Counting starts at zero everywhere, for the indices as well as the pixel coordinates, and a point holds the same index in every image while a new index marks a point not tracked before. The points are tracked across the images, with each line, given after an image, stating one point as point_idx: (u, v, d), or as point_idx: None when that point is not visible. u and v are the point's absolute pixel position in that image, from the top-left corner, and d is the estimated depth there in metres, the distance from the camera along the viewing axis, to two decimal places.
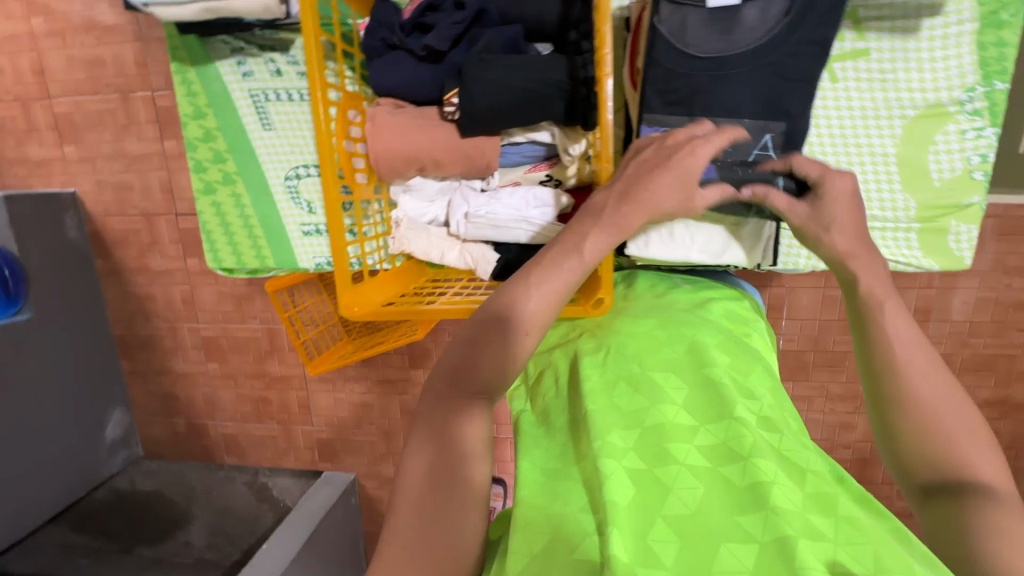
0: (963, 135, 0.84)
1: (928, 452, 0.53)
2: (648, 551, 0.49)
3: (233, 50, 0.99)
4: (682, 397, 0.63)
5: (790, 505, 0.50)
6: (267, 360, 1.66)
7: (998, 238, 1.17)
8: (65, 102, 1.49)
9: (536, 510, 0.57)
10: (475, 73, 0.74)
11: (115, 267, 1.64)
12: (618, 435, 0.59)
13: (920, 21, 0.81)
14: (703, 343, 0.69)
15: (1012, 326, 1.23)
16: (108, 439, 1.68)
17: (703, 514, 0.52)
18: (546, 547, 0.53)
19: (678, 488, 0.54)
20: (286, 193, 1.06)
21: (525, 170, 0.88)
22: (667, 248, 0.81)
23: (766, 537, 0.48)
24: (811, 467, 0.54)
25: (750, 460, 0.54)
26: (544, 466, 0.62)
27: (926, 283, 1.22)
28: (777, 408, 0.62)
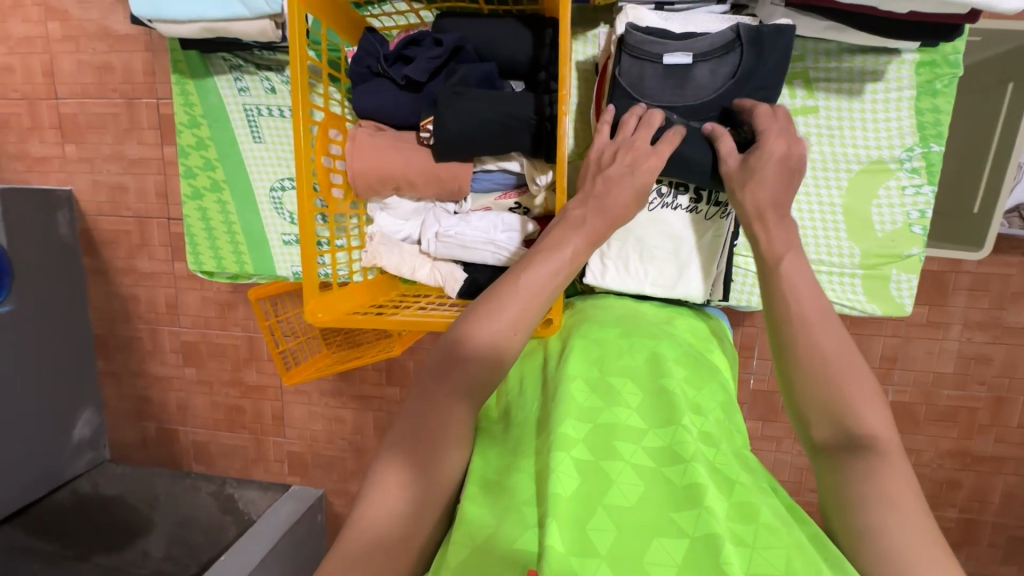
0: (904, 191, 0.91)
1: (834, 421, 0.59)
2: (584, 540, 0.50)
3: (231, 67, 1.05)
4: (636, 401, 0.63)
5: (722, 509, 0.51)
6: (244, 367, 1.68)
7: (968, 292, 1.24)
8: (71, 103, 1.54)
9: (486, 509, 0.57)
10: (449, 104, 0.80)
11: (102, 265, 1.67)
12: (571, 424, 0.59)
13: (864, 85, 0.88)
14: (662, 353, 0.70)
15: (974, 379, 1.28)
16: (75, 438, 1.67)
17: (640, 509, 0.52)
18: (484, 541, 0.53)
19: (621, 483, 0.54)
20: (270, 203, 1.10)
21: (496, 196, 0.93)
22: (621, 278, 0.86)
23: (696, 534, 0.49)
24: (741, 477, 0.55)
25: (692, 463, 0.54)
26: (498, 463, 0.62)
27: (890, 332, 1.28)
28: (720, 425, 0.63)
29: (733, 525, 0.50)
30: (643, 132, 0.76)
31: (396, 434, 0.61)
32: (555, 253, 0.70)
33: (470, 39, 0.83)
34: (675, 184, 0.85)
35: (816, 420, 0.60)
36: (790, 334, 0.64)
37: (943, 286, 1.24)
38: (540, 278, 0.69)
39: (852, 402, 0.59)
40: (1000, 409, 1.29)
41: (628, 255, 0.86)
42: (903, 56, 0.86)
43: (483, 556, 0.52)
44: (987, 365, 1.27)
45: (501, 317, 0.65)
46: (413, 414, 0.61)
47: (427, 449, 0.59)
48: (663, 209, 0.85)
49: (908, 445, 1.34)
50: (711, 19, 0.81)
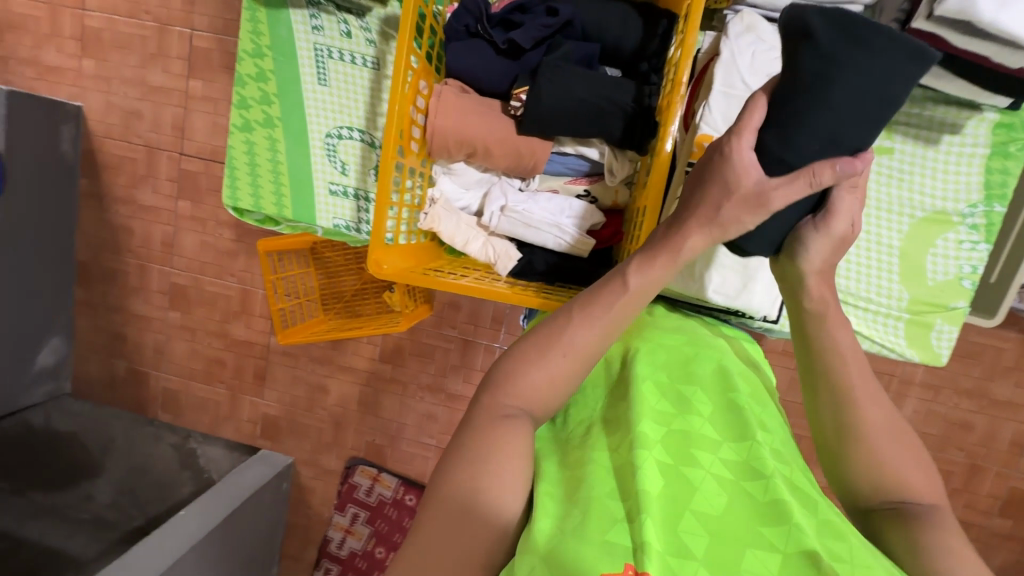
0: (960, 246, 0.93)
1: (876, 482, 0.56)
2: (676, 541, 0.49)
3: (309, 3, 1.01)
4: (708, 409, 0.60)
5: (813, 529, 0.49)
6: (233, 320, 1.61)
7: (959, 358, 1.28)
8: (98, 17, 1.47)
9: (564, 501, 0.53)
10: (548, 75, 0.79)
11: (99, 190, 1.59)
12: (649, 425, 0.57)
13: (941, 135, 0.90)
14: (729, 366, 0.65)
15: (955, 444, 1.32)
16: (38, 365, 1.59)
17: (728, 518, 0.50)
18: (577, 525, 0.50)
19: (705, 489, 0.53)
20: (323, 149, 1.06)
21: (565, 181, 0.91)
22: (684, 282, 0.84)
23: (789, 549, 0.48)
24: (821, 499, 0.53)
25: (773, 478, 0.52)
26: (564, 461, 0.58)
27: (885, 385, 1.30)
28: (788, 443, 0.60)
29: (826, 544, 0.48)
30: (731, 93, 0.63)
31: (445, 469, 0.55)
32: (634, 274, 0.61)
33: (580, 16, 0.82)
34: None
35: (866, 483, 0.57)
36: (826, 374, 0.60)
37: None
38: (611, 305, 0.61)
39: (896, 459, 0.56)
40: (973, 476, 1.33)
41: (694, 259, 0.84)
42: (985, 114, 0.88)
43: (567, 561, 0.47)
44: (968, 432, 1.31)
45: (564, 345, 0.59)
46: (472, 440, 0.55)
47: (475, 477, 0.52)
48: None
49: None
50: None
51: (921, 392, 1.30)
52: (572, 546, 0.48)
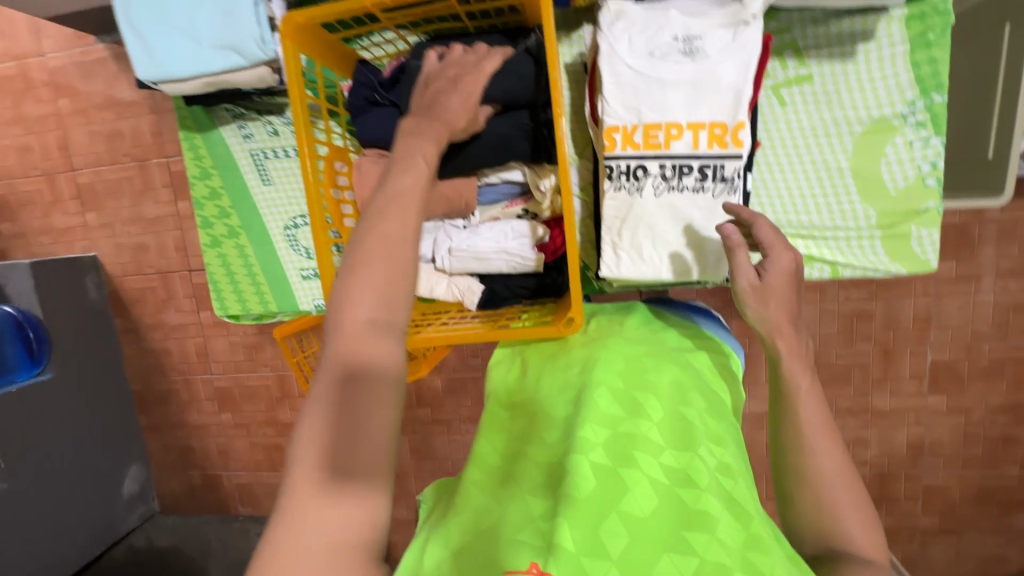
0: (911, 146, 0.89)
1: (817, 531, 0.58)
2: (595, 540, 0.48)
3: (235, 116, 1.09)
4: (658, 416, 0.62)
5: (731, 541, 0.50)
6: (278, 406, 1.70)
7: (999, 239, 1.22)
8: (88, 172, 1.61)
9: (490, 499, 0.57)
10: None
11: (131, 325, 1.74)
12: (592, 429, 0.58)
13: (855, 46, 0.88)
14: (685, 382, 0.68)
15: (1014, 328, 1.26)
16: (125, 494, 1.72)
17: (652, 520, 0.51)
18: (490, 528, 0.52)
19: (636, 492, 0.53)
20: (285, 240, 1.13)
21: (502, 206, 0.94)
22: (636, 268, 0.86)
23: (706, 559, 0.48)
24: (755, 512, 0.54)
25: (706, 491, 0.53)
26: (502, 449, 0.64)
27: (920, 291, 1.27)
28: (740, 464, 0.61)
29: (747, 553, 0.49)
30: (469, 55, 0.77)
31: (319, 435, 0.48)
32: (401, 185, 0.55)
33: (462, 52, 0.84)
34: (678, 166, 0.81)
35: (806, 528, 0.58)
36: (795, 437, 0.61)
37: (970, 238, 1.23)
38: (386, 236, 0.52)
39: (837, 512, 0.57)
40: None
41: (640, 243, 0.85)
42: (892, 13, 0.86)
43: (473, 557, 0.50)
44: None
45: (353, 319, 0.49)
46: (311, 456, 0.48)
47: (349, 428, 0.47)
48: (669, 193, 0.83)
49: (955, 405, 1.32)
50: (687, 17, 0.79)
51: (957, 286, 1.25)
52: (473, 550, 0.50)
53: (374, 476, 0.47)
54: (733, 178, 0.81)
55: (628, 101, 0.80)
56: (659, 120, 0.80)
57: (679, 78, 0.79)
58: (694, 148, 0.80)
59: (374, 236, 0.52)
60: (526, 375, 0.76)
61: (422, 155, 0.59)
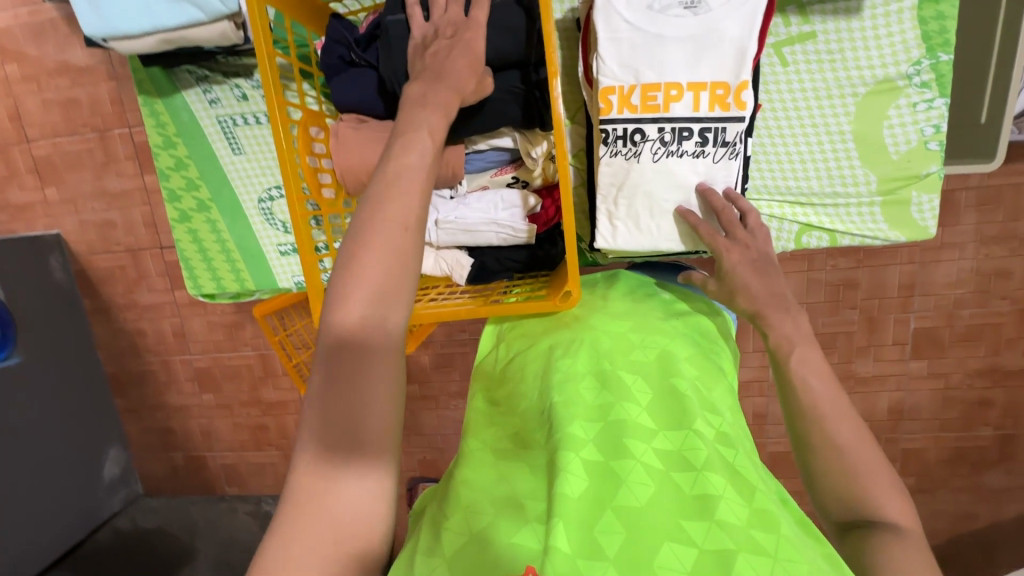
0: (915, 108, 0.86)
1: (842, 496, 0.57)
2: (591, 543, 0.47)
3: (198, 79, 1.00)
4: (647, 399, 0.61)
5: (735, 519, 0.48)
6: (261, 386, 1.66)
7: (976, 209, 1.22)
8: (43, 144, 1.50)
9: (482, 497, 0.54)
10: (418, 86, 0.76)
11: (103, 304, 1.63)
12: (580, 425, 0.57)
13: (860, 2, 0.83)
14: (673, 351, 0.68)
15: (995, 294, 1.27)
16: (107, 478, 1.70)
17: (650, 511, 0.49)
18: (484, 529, 0.50)
19: (631, 483, 0.51)
20: (260, 214, 1.07)
21: (491, 174, 0.88)
22: (634, 240, 0.82)
23: (706, 545, 0.47)
24: (759, 485, 0.52)
25: (703, 471, 0.52)
26: (491, 450, 0.60)
27: (905, 259, 1.26)
28: (737, 427, 0.60)
29: (750, 531, 0.48)
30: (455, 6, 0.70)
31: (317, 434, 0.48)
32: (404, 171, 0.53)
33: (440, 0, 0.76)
34: (677, 130, 0.77)
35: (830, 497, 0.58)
36: (804, 416, 0.61)
37: (956, 204, 1.22)
38: (387, 223, 0.51)
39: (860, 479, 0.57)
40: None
41: (638, 212, 0.81)
42: None
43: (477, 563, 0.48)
44: (1007, 279, 1.26)
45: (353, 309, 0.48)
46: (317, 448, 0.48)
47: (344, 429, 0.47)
48: (669, 158, 0.78)
49: (935, 370, 1.34)
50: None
51: (943, 252, 1.25)
52: (472, 557, 0.48)
53: (371, 474, 0.47)
54: (734, 142, 0.77)
55: (626, 58, 0.75)
56: (658, 80, 0.75)
57: (680, 34, 0.74)
58: (695, 111, 0.76)
59: (371, 225, 0.50)
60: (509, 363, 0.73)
61: (429, 129, 0.57)
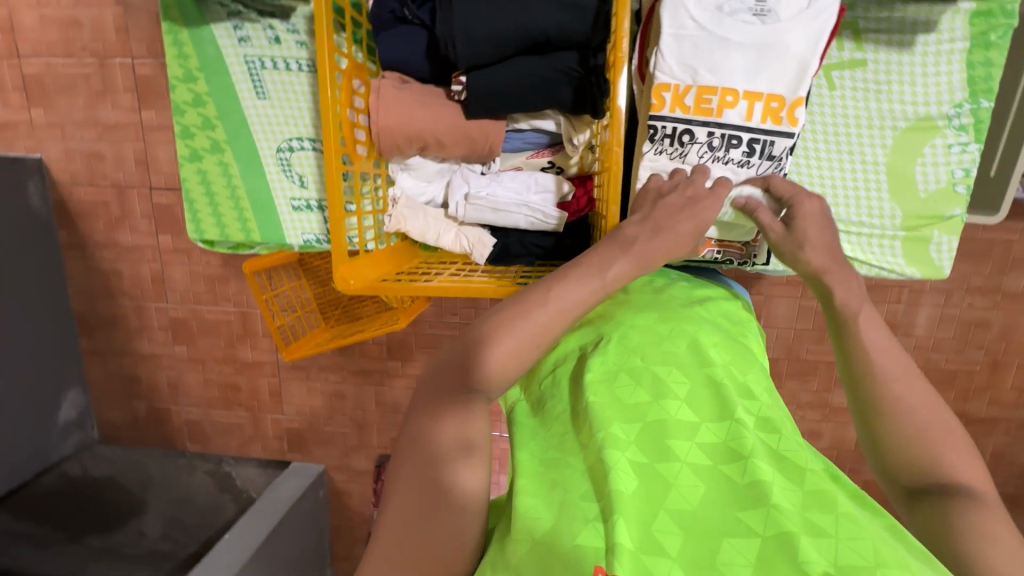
0: (949, 149, 0.87)
1: (914, 466, 0.55)
2: (651, 540, 0.53)
3: (230, 14, 0.95)
4: (684, 390, 0.64)
5: (789, 503, 0.53)
6: (238, 344, 1.60)
7: (963, 259, 1.26)
8: (35, 62, 1.41)
9: (543, 500, 0.57)
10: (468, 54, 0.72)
11: (78, 239, 1.55)
12: (620, 427, 0.61)
13: (915, 37, 0.84)
14: (702, 339, 0.70)
15: (973, 343, 1.32)
16: (62, 421, 1.62)
17: (704, 509, 0.55)
18: (548, 532, 0.54)
19: (681, 485, 0.56)
20: (277, 164, 1.02)
21: (527, 156, 0.88)
22: None
23: (767, 532, 0.51)
24: (808, 465, 0.57)
25: (751, 459, 0.57)
26: (538, 457, 0.62)
27: (896, 298, 1.29)
28: (774, 409, 0.65)
29: (807, 515, 0.53)
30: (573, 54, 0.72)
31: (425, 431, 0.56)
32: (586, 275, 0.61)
33: None
34: (727, 137, 0.77)
35: (903, 468, 0.55)
36: (872, 379, 0.58)
37: None
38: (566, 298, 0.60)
39: (936, 449, 0.55)
40: (996, 372, 1.33)
41: None
42: (959, 5, 0.82)
43: (553, 554, 0.52)
44: (986, 329, 1.30)
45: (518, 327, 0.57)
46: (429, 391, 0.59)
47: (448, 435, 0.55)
48: (713, 164, 0.78)
49: None
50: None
51: (933, 297, 1.29)
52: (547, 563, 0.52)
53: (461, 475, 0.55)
54: (780, 157, 0.77)
55: (686, 57, 0.74)
56: (716, 84, 0.74)
57: (746, 40, 0.73)
58: (748, 120, 0.75)
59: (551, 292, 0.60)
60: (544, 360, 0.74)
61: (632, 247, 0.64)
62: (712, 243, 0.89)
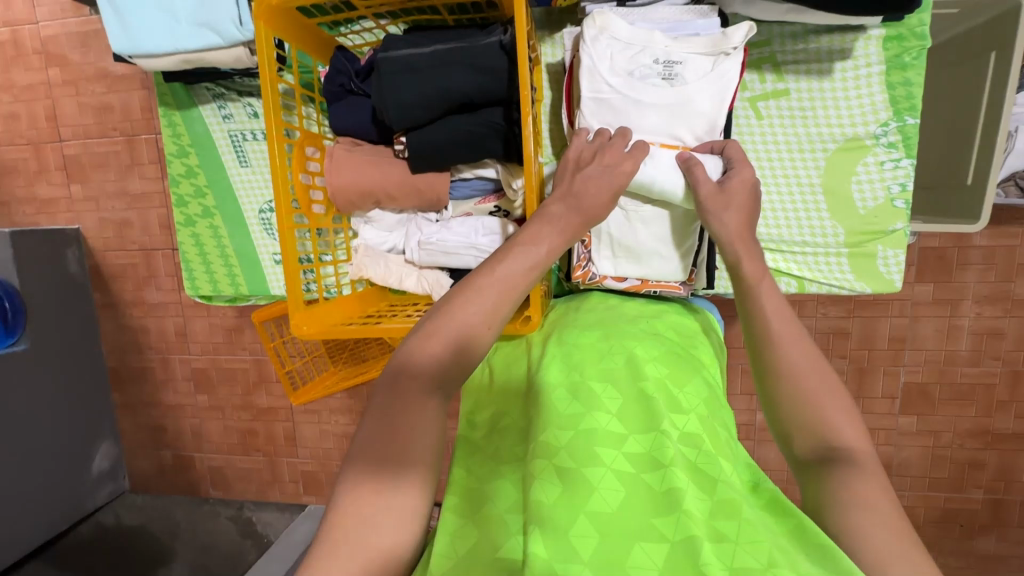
0: (882, 166, 0.90)
1: (808, 428, 0.59)
2: (565, 546, 0.52)
3: (215, 96, 1.08)
4: (615, 405, 0.64)
5: (698, 511, 0.53)
6: (254, 391, 1.69)
7: (982, 267, 1.23)
8: (74, 144, 1.59)
9: (466, 516, 0.60)
10: (397, 118, 0.81)
11: (112, 300, 1.70)
12: (554, 433, 0.61)
13: (833, 63, 0.88)
14: (639, 354, 0.71)
15: (988, 354, 1.28)
16: (95, 471, 1.70)
17: (621, 514, 0.54)
18: (469, 551, 0.56)
19: (603, 488, 0.56)
20: (260, 224, 1.13)
21: (475, 202, 0.94)
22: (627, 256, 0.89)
23: (676, 537, 0.52)
24: (723, 476, 0.57)
25: (670, 468, 0.57)
26: (483, 467, 0.65)
27: (897, 312, 1.28)
28: (704, 421, 0.64)
29: (713, 523, 0.53)
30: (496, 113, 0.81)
31: (370, 433, 0.56)
32: (529, 250, 0.66)
33: (422, 40, 0.81)
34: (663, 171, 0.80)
35: (798, 432, 0.60)
36: (766, 343, 0.64)
37: (948, 262, 1.24)
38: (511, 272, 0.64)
39: (828, 414, 0.59)
40: (1017, 383, 1.28)
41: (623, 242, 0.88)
42: (870, 32, 0.86)
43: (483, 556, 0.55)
44: (1000, 339, 1.26)
45: (466, 318, 0.60)
46: (374, 423, 0.56)
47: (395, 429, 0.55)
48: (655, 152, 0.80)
49: (925, 426, 1.33)
50: (669, 42, 0.80)
51: (934, 308, 1.27)
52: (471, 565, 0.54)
53: (404, 473, 0.54)
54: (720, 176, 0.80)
55: (606, 118, 0.82)
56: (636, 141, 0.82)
57: (658, 101, 0.80)
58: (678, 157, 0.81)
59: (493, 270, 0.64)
60: (495, 378, 0.77)
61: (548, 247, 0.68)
62: (652, 282, 0.90)
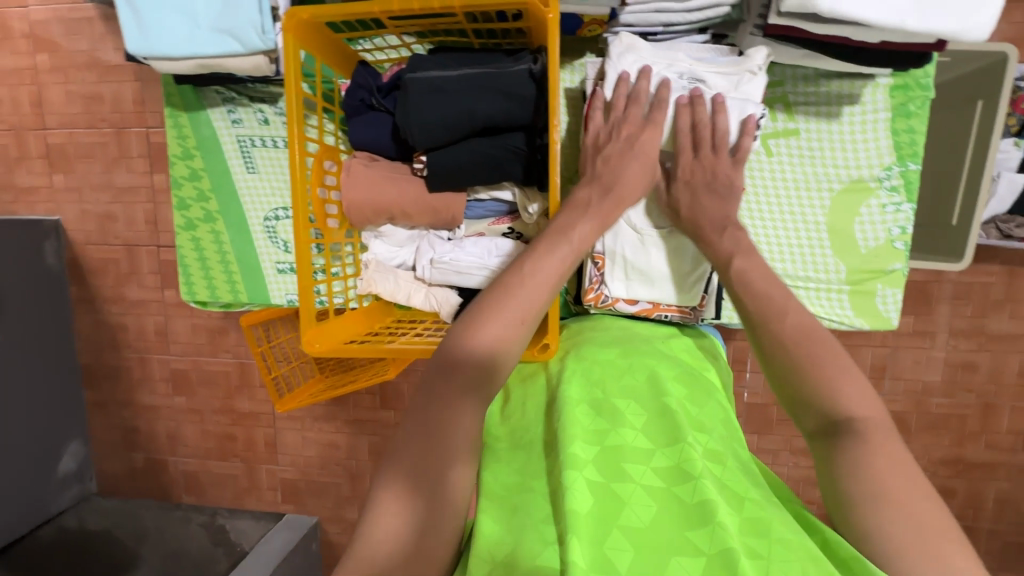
0: (884, 209, 0.94)
1: (811, 404, 0.61)
2: (602, 557, 0.52)
3: (225, 99, 1.06)
4: (640, 421, 0.66)
5: (732, 523, 0.53)
6: (236, 395, 1.65)
7: (954, 301, 1.29)
8: (60, 133, 1.54)
9: (492, 530, 0.59)
10: (420, 138, 0.81)
11: (90, 294, 1.64)
12: (581, 446, 0.61)
13: (841, 107, 0.92)
14: (659, 372, 0.73)
15: (963, 387, 1.32)
16: (61, 472, 1.62)
17: (655, 529, 0.55)
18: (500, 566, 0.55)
19: (633, 503, 0.57)
20: (263, 232, 1.11)
21: (489, 222, 0.94)
22: (640, 274, 0.90)
23: (712, 551, 0.52)
24: (750, 493, 0.58)
25: (700, 480, 0.57)
26: (507, 479, 0.64)
27: (879, 342, 1.32)
28: (725, 440, 0.66)
29: (746, 539, 0.53)
30: (518, 138, 0.82)
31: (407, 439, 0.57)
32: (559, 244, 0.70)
33: (449, 61, 0.81)
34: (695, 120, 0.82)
35: (807, 406, 0.62)
36: (758, 318, 0.68)
37: (930, 296, 1.29)
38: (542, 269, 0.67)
39: (834, 383, 0.61)
40: (989, 414, 1.33)
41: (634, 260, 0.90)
42: (877, 80, 0.90)
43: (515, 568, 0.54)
44: (974, 372, 1.32)
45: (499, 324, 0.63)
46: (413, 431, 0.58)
47: (431, 434, 0.57)
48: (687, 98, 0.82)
49: None
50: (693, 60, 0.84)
51: (916, 340, 1.31)
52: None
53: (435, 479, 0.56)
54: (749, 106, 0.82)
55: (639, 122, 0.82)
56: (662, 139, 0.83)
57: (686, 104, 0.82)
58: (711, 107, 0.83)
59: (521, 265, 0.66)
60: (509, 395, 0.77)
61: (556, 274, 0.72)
62: (662, 307, 0.92)
